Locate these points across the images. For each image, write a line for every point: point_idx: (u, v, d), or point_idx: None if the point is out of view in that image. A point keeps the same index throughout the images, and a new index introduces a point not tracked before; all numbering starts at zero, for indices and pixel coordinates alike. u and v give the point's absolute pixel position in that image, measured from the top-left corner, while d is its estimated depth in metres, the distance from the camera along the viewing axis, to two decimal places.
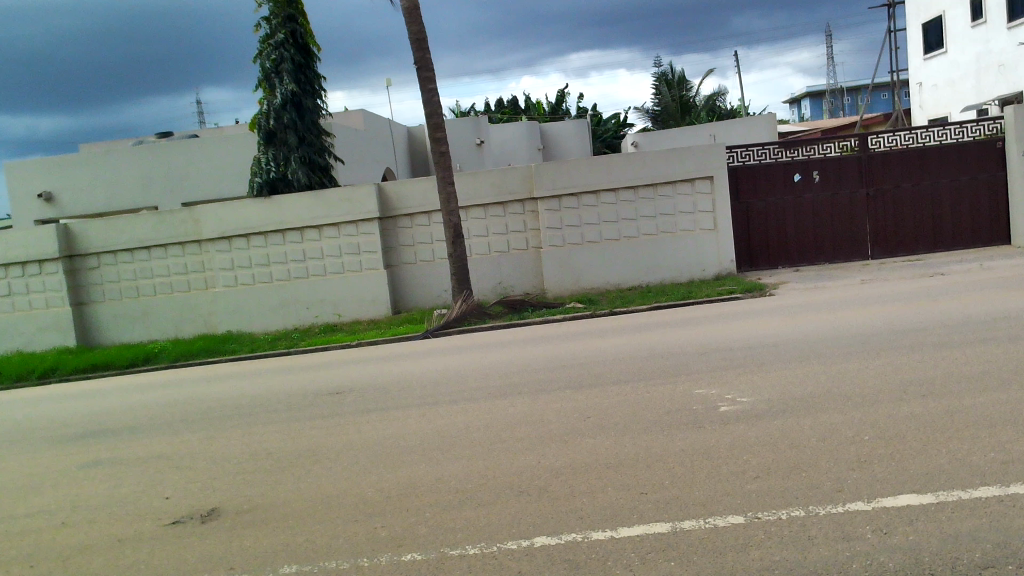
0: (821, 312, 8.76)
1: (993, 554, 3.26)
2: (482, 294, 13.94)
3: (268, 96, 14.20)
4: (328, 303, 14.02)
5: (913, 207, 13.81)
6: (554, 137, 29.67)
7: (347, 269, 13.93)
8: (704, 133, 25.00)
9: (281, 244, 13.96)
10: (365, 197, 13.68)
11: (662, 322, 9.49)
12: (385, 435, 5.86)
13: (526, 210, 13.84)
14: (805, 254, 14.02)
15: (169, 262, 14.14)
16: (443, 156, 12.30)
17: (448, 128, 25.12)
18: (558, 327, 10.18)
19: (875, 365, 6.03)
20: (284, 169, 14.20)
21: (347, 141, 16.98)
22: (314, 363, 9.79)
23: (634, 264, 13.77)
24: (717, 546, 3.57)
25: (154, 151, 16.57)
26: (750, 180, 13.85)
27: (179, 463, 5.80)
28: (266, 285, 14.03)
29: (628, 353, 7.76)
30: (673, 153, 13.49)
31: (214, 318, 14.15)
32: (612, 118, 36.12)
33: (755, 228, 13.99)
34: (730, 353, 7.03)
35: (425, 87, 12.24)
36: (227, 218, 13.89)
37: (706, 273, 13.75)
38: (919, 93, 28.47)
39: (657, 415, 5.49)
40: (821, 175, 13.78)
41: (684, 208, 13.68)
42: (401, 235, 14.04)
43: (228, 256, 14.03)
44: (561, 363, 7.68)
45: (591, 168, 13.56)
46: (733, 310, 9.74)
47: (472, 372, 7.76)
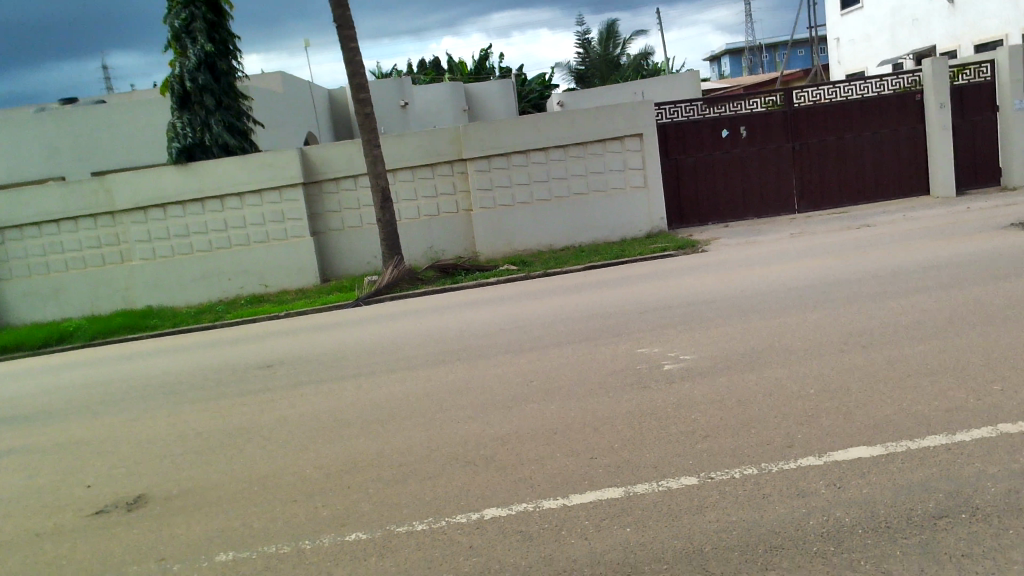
0: (755, 266, 8.81)
1: (947, 504, 3.24)
2: (414, 259, 13.68)
3: (180, 57, 13.44)
4: (253, 273, 13.55)
5: (837, 160, 14.03)
6: (479, 97, 29.27)
7: (272, 238, 13.47)
8: (630, 91, 24.99)
9: (200, 213, 13.39)
10: (287, 162, 13.19)
11: (598, 281, 9.43)
12: (321, 409, 5.63)
13: (455, 172, 13.55)
14: (733, 209, 14.13)
15: (81, 236, 13.43)
16: (368, 118, 11.90)
17: (372, 90, 24.49)
18: (493, 290, 10.03)
19: (813, 317, 6.05)
20: (201, 135, 13.51)
21: (266, 104, 16.35)
22: (241, 336, 9.43)
23: (566, 224, 13.67)
24: (672, 509, 3.48)
25: (58, 118, 15.64)
26: (679, 137, 13.84)
27: (101, 448, 5.47)
28: (187, 257, 13.47)
29: (566, 314, 7.66)
30: (602, 111, 13.35)
31: (132, 293, 13.55)
32: (538, 77, 35.88)
33: (685, 185, 14.03)
34: (669, 311, 6.98)
35: (346, 46, 11.77)
36: (140, 187, 13.22)
37: (638, 231, 13.75)
38: (836, 49, 29.01)
39: (601, 377, 5.40)
40: (748, 130, 13.86)
41: (614, 166, 13.60)
42: (327, 201, 13.61)
43: (144, 228, 13.40)
44: (499, 326, 7.54)
45: (520, 128, 13.33)
46: (668, 267, 9.73)
47: (408, 339, 7.56)
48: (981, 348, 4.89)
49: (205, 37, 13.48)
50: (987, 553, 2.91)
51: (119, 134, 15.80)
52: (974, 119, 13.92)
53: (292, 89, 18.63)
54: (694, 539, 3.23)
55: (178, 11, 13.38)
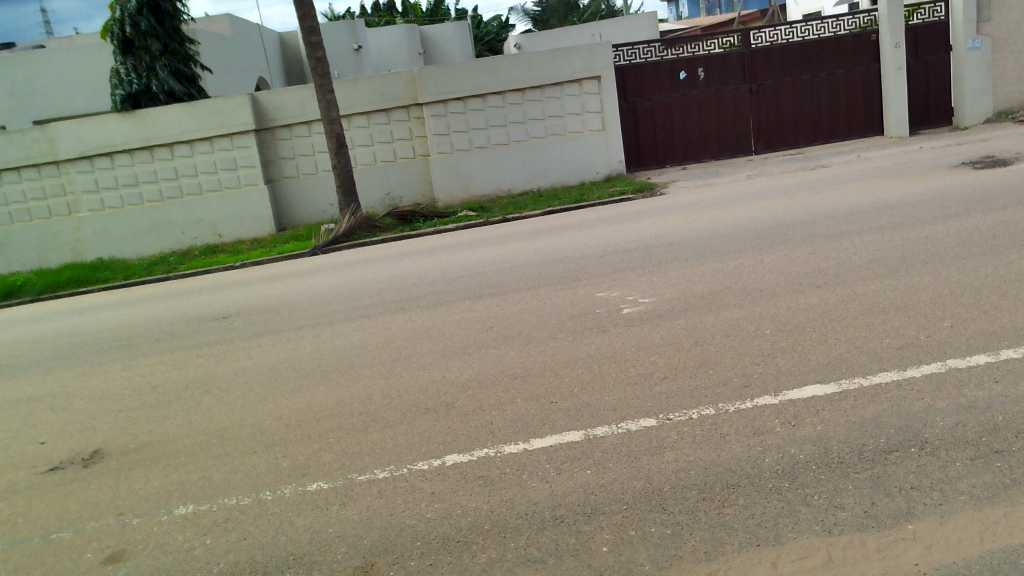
0: (712, 208, 8.85)
1: (898, 438, 3.32)
2: (371, 206, 13.50)
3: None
4: (207, 223, 13.28)
5: (793, 102, 14.08)
6: (434, 40, 28.70)
7: (224, 186, 13.19)
8: (587, 32, 24.69)
9: (149, 162, 13.04)
10: (238, 108, 12.86)
11: (556, 226, 9.40)
12: (279, 359, 5.57)
13: (411, 116, 13.33)
14: (691, 151, 14.14)
15: (25, 187, 13.02)
16: (320, 62, 11.59)
17: (323, 32, 23.86)
18: (451, 237, 9.95)
19: (770, 258, 6.11)
20: (146, 81, 13.03)
21: (213, 48, 15.84)
22: (196, 288, 9.25)
23: (525, 168, 13.58)
24: (631, 450, 3.53)
25: None
26: (637, 79, 13.75)
27: (53, 404, 5.36)
28: (137, 207, 13.15)
29: (525, 259, 7.64)
30: (560, 53, 13.18)
31: (81, 245, 13.22)
32: (494, 19, 35.27)
33: (643, 127, 13.98)
34: (627, 254, 7.00)
35: None
36: (85, 135, 12.81)
37: (597, 175, 13.70)
38: None
39: (561, 321, 5.41)
40: (706, 72, 13.80)
41: (572, 109, 13.47)
42: (280, 148, 13.32)
43: (91, 178, 13.02)
44: (458, 273, 7.51)
45: (477, 71, 13.11)
46: (626, 210, 9.73)
47: (366, 287, 7.49)
48: (932, 285, 4.98)
49: None
50: (935, 485, 3.00)
51: (60, 81, 15.22)
52: (927, 59, 14.01)
53: (240, 32, 18.06)
54: (653, 480, 3.27)
55: None
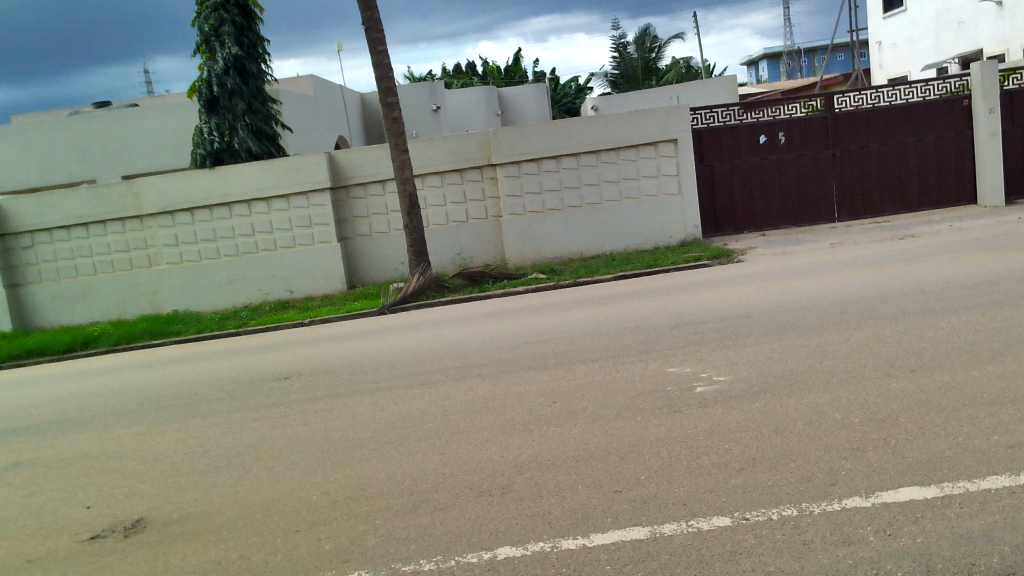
0: (793, 278, 8.42)
1: (1014, 559, 2.88)
2: (441, 266, 13.44)
3: (208, 60, 13.26)
4: (279, 279, 13.40)
5: (879, 167, 13.55)
6: (512, 101, 29.03)
7: (298, 243, 13.32)
8: (664, 95, 24.58)
9: (227, 218, 13.29)
10: (314, 167, 13.05)
11: (628, 292, 9.09)
12: (335, 427, 5.39)
13: (484, 177, 13.29)
14: (771, 217, 13.72)
15: (109, 239, 13.42)
16: (396, 123, 11.67)
17: (403, 94, 24.35)
18: (520, 300, 9.73)
19: (857, 336, 5.68)
20: (228, 140, 13.37)
21: (296, 108, 16.23)
22: (263, 344, 9.23)
23: (598, 231, 13.34)
24: (702, 554, 3.17)
25: (90, 122, 15.66)
26: (714, 143, 13.47)
27: (106, 464, 5.27)
28: (214, 261, 13.37)
29: (593, 327, 7.35)
30: (636, 115, 13.00)
31: (158, 298, 13.48)
32: (572, 82, 35.62)
33: (720, 192, 13.64)
34: (701, 326, 6.64)
35: (375, 49, 11.57)
36: (168, 190, 13.16)
37: (671, 239, 13.37)
38: (879, 53, 28.35)
39: (629, 398, 5.07)
40: (787, 136, 13.43)
41: (647, 171, 13.24)
42: (354, 207, 13.44)
43: (172, 232, 13.34)
44: (523, 339, 7.25)
45: (552, 133, 13.03)
46: (701, 278, 9.37)
47: (429, 352, 7.29)
48: None
49: (233, 41, 13.24)
50: None
51: (149, 137, 15.76)
52: None
53: (322, 93, 18.51)
54: None
55: (207, 15, 13.21)
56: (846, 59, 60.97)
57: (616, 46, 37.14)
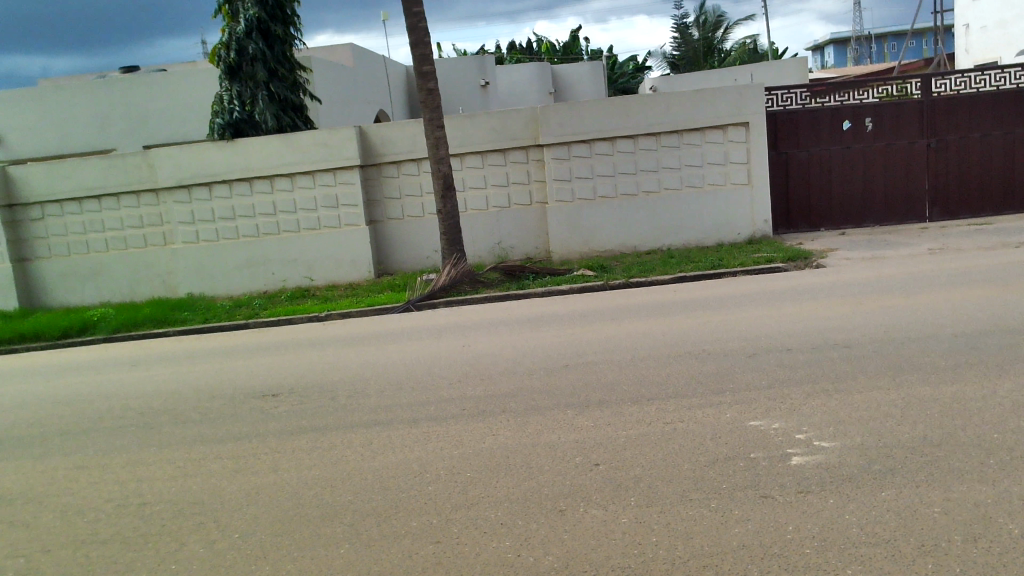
0: (893, 293, 6.92)
1: None
2: (478, 256, 12.16)
3: (230, 22, 12.12)
4: (301, 264, 12.25)
5: (980, 162, 11.89)
6: (565, 79, 27.58)
7: (323, 225, 12.16)
8: (726, 77, 22.86)
9: (248, 195, 12.18)
10: (343, 142, 11.86)
11: (690, 302, 7.68)
12: (309, 480, 4.14)
13: (530, 159, 11.94)
14: (852, 214, 12.13)
15: (122, 214, 12.42)
16: (431, 95, 10.37)
17: (450, 68, 23.04)
18: (561, 304, 8.39)
19: (1009, 391, 4.23)
20: (249, 109, 12.20)
21: (331, 77, 15.01)
22: (266, 344, 8.06)
23: (654, 223, 11.91)
24: None
25: (112, 86, 14.66)
26: (791, 128, 11.94)
27: (15, 515, 4.10)
28: (231, 242, 12.28)
29: (648, 348, 5.98)
30: (703, 94, 11.52)
31: (173, 279, 12.45)
32: (630, 62, 33.97)
33: (795, 184, 12.10)
34: (787, 359, 5.23)
35: (411, 10, 10.22)
36: (185, 163, 12.09)
37: (737, 236, 11.89)
38: (965, 36, 26.24)
39: (697, 467, 3.73)
40: (875, 122, 11.85)
41: (713, 158, 11.76)
42: (386, 187, 12.23)
43: (188, 209, 12.28)
44: (561, 359, 5.92)
45: (607, 111, 11.63)
46: (778, 287, 7.91)
47: (446, 370, 6.00)
48: None
49: (257, 1, 12.11)
50: None
51: (173, 105, 14.71)
52: None
53: (362, 64, 17.28)
54: None
55: None
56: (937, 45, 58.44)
57: (676, 25, 35.35)
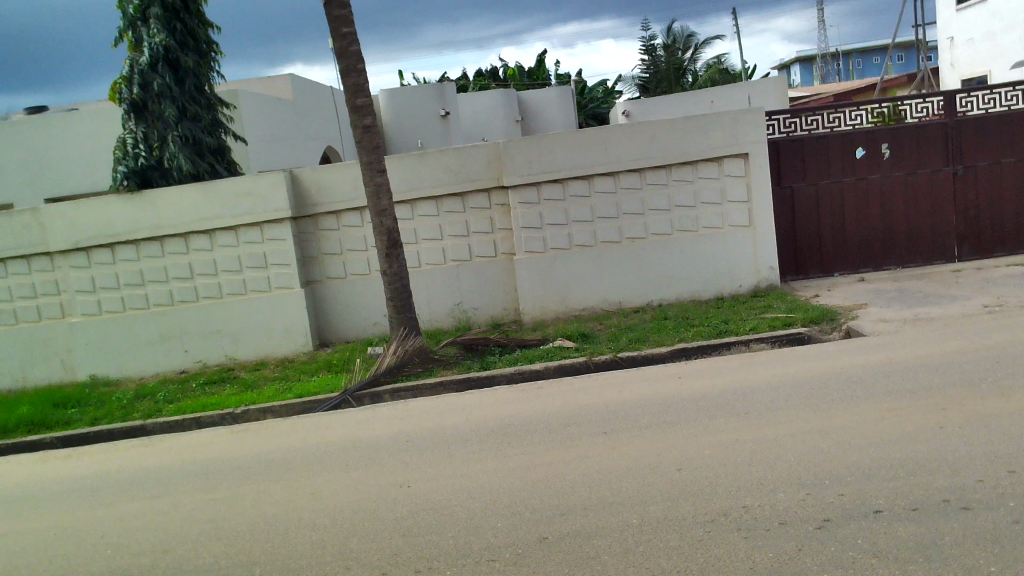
0: (981, 389, 5.12)
1: None
2: (435, 320, 10.27)
3: (133, 52, 10.28)
4: (225, 336, 10.29)
5: (1015, 191, 10.27)
6: (532, 107, 25.98)
7: (250, 289, 10.25)
8: (704, 99, 21.22)
9: (158, 256, 10.25)
10: (270, 190, 10.00)
11: (703, 398, 5.84)
12: None
13: (493, 203, 10.13)
14: (870, 256, 10.42)
15: (10, 283, 10.41)
16: (368, 134, 8.52)
17: (407, 97, 21.31)
18: (535, 400, 6.52)
19: None
20: (157, 153, 10.23)
21: (265, 112, 13.13)
22: (149, 471, 6.11)
23: (642, 275, 10.10)
24: None
25: (9, 132, 12.67)
26: (796, 158, 10.27)
27: None
28: (141, 312, 10.31)
29: (661, 499, 4.11)
30: (693, 122, 9.80)
31: (72, 359, 10.42)
32: (599, 86, 32.53)
33: (804, 223, 10.38)
34: (884, 539, 3.39)
35: (339, 30, 8.33)
36: (80, 220, 10.12)
37: (739, 287, 10.11)
38: (950, 50, 24.91)
39: None
40: (892, 149, 10.21)
41: (708, 196, 10.01)
42: (324, 241, 10.35)
43: (89, 275, 10.30)
44: (535, 523, 4.04)
45: (582, 146, 9.86)
46: (816, 372, 6.09)
47: (367, 545, 4.08)
48: None
49: (165, 25, 10.26)
50: None
51: (80, 152, 12.76)
52: None
53: (304, 97, 15.41)
54: None
55: None
56: (907, 59, 57.69)
57: (645, 48, 33.99)
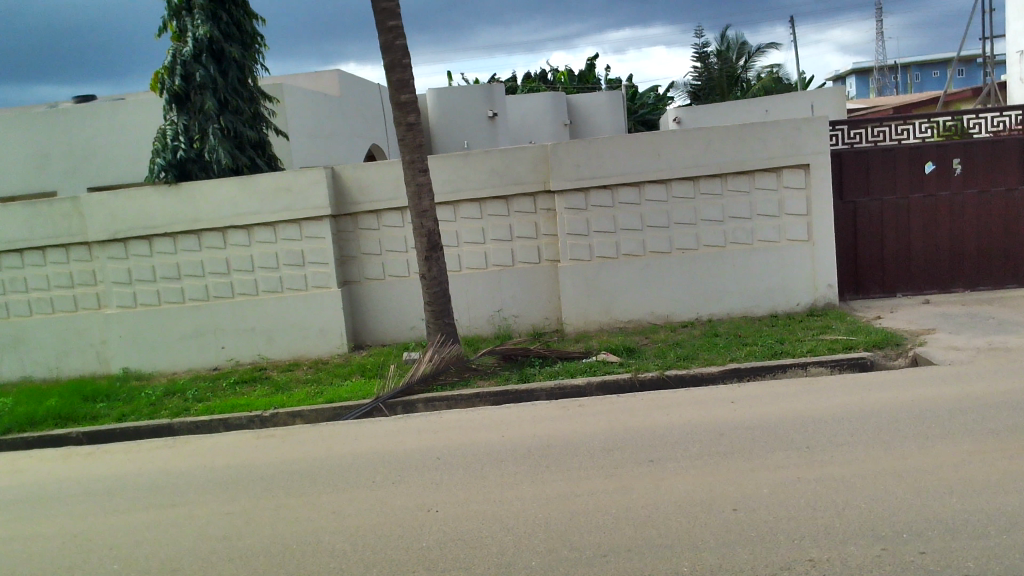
0: None
1: None
2: (475, 327, 9.93)
3: (176, 42, 10.13)
4: (259, 334, 10.06)
5: None
6: (581, 111, 25.56)
7: (286, 288, 10.01)
8: (758, 108, 20.61)
9: (196, 250, 10.05)
10: (310, 187, 9.74)
11: (757, 426, 5.39)
12: None
13: (538, 208, 9.75)
14: (936, 277, 9.84)
15: (48, 272, 10.30)
16: (411, 132, 8.21)
17: (454, 96, 21.07)
18: (575, 419, 6.12)
19: None
20: (197, 146, 10.09)
21: (310, 106, 12.91)
22: (169, 476, 5.85)
23: (691, 288, 9.65)
24: None
25: (56, 120, 12.63)
26: (860, 171, 9.73)
27: None
28: (176, 307, 10.12)
29: (714, 547, 3.69)
30: (752, 130, 9.31)
31: (106, 352, 10.27)
32: (650, 92, 32.00)
33: (865, 240, 9.84)
34: None
35: (385, 24, 8.02)
36: (119, 211, 9.97)
37: (794, 305, 9.60)
38: (1019, 64, 23.92)
39: None
40: (965, 165, 9.62)
41: (764, 209, 9.51)
42: (363, 241, 10.07)
43: (125, 266, 10.15)
44: (573, 567, 3.64)
45: (634, 151, 9.44)
46: (883, 403, 5.60)
47: None
48: None
49: (208, 15, 10.09)
50: None
51: (125, 142, 12.67)
52: None
53: (351, 93, 15.19)
54: None
55: None
56: (969, 74, 56.06)
57: (698, 54, 33.38)
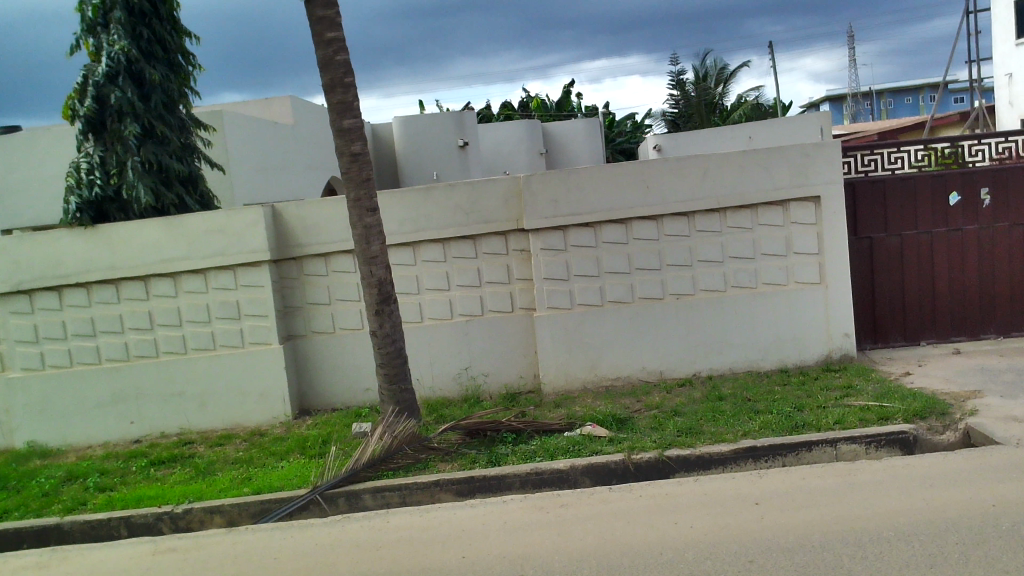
0: None
1: None
2: (439, 387, 8.58)
3: (92, 62, 8.85)
4: (188, 399, 8.64)
5: None
6: (557, 140, 24.44)
7: (219, 344, 8.62)
8: (741, 135, 19.47)
9: (114, 302, 8.65)
10: (246, 229, 8.41)
11: (798, 549, 4.08)
12: None
13: (510, 250, 8.47)
14: (965, 323, 8.64)
15: None
16: (356, 163, 6.91)
17: (424, 125, 19.87)
18: (557, 530, 4.77)
19: None
20: (116, 181, 8.76)
21: (257, 136, 11.59)
22: None
23: (688, 340, 8.37)
24: None
25: None
26: (876, 204, 8.54)
27: None
28: (90, 368, 8.69)
29: None
30: (755, 158, 8.11)
31: (9, 423, 8.78)
32: (627, 120, 31.05)
33: (885, 282, 8.62)
34: None
35: (324, 36, 6.74)
36: (23, 259, 8.54)
37: (806, 358, 8.35)
38: (1008, 87, 23.08)
39: None
40: (994, 196, 8.49)
41: (769, 247, 8.28)
42: (309, 289, 8.72)
43: (31, 322, 8.71)
44: None
45: (618, 185, 8.20)
46: (956, 511, 4.31)
47: None
48: None
49: (128, 31, 8.83)
50: None
51: (49, 178, 11.26)
52: None
53: (307, 122, 13.89)
54: None
55: None
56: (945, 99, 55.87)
57: (675, 81, 32.52)
